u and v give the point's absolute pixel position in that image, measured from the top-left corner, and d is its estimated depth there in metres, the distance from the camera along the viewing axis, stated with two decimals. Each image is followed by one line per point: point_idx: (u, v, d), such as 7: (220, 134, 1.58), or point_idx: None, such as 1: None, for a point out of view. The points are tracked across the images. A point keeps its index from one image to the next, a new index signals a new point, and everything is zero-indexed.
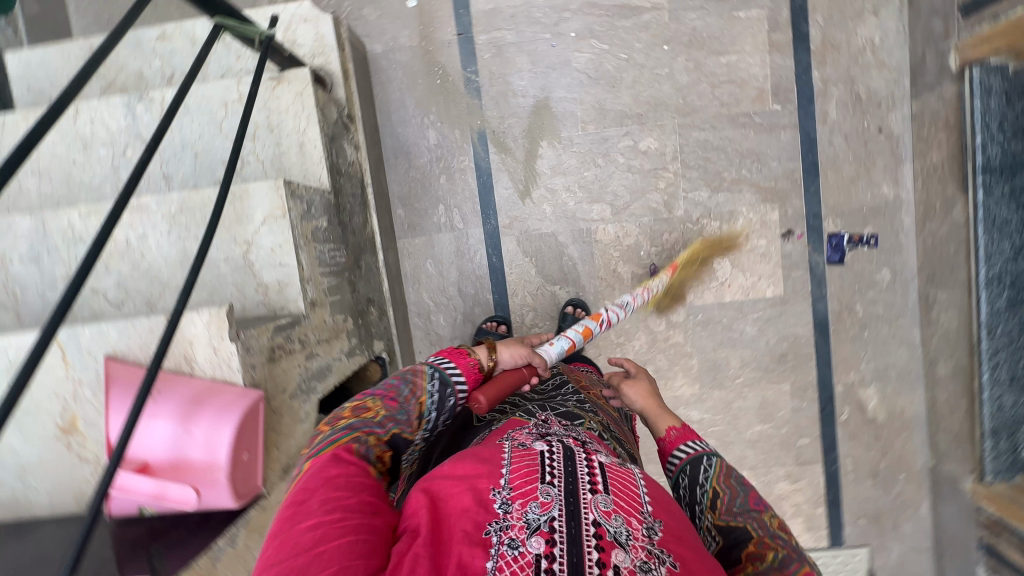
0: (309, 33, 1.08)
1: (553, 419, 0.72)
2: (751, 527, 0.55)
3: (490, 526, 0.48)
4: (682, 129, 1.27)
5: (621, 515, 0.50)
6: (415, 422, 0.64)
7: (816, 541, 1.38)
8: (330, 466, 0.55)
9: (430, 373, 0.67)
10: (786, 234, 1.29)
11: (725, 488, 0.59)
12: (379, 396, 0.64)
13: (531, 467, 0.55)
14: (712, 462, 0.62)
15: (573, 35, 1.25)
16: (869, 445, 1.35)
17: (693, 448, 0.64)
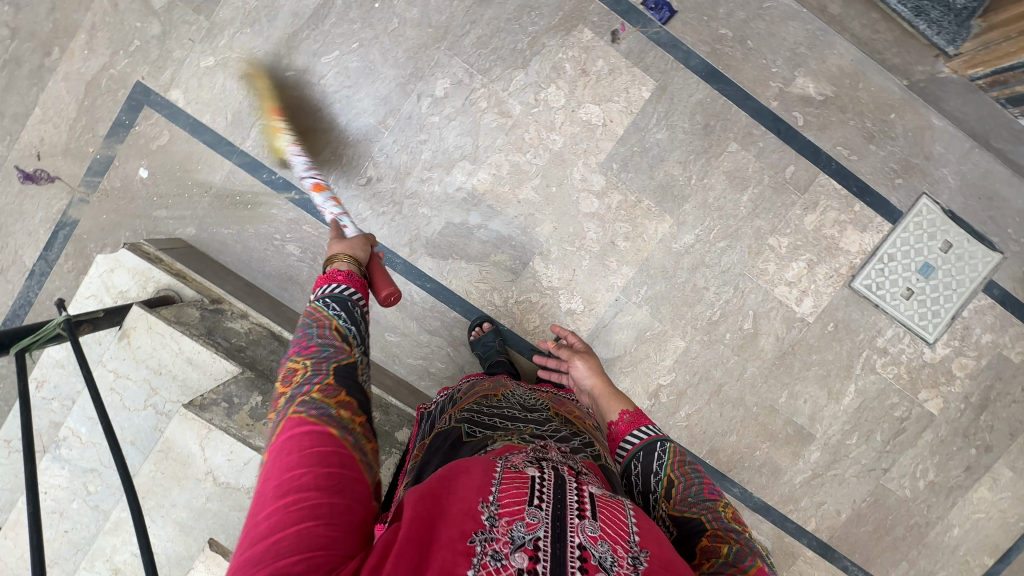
0: (125, 273, 1.08)
1: (551, 444, 0.71)
2: (704, 516, 0.68)
3: (477, 535, 0.45)
4: (453, 48, 1.20)
5: (608, 541, 0.48)
6: (345, 347, 0.65)
7: (880, 231, 1.30)
8: (289, 443, 0.53)
9: (331, 310, 0.68)
10: (613, 37, 1.20)
11: (681, 477, 0.73)
12: (296, 354, 0.64)
13: (521, 487, 0.50)
14: (666, 448, 0.77)
15: (306, 70, 1.20)
16: (844, 119, 1.25)
17: (645, 435, 0.80)
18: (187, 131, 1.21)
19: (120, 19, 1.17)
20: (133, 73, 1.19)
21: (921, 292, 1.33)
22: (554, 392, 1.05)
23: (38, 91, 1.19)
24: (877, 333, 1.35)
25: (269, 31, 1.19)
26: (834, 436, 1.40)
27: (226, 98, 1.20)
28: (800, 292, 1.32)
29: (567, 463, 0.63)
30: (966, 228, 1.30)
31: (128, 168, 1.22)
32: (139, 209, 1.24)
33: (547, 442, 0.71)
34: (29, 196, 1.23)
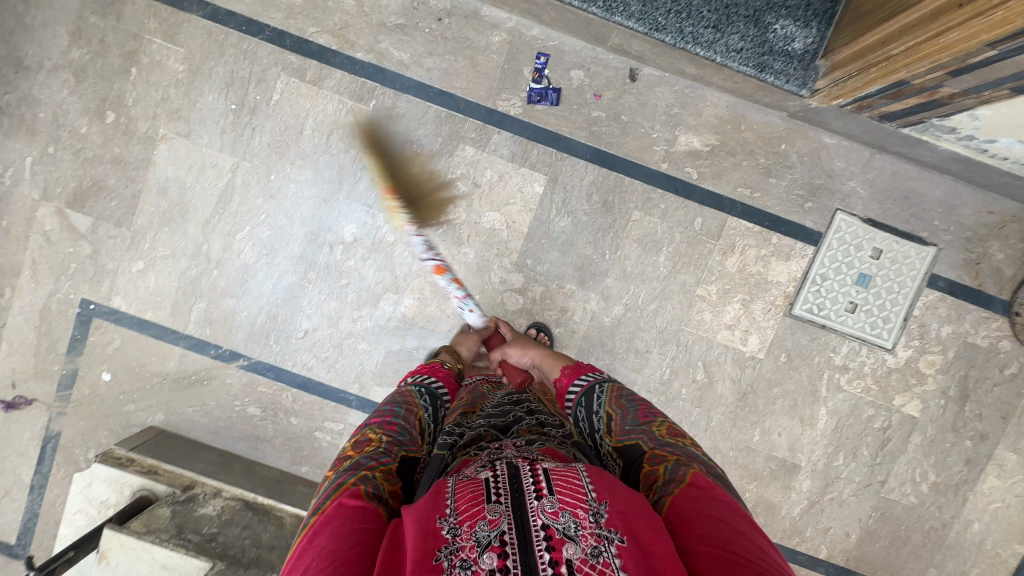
0: (101, 484, 1.17)
1: (508, 443, 0.76)
2: (642, 439, 0.77)
3: (441, 552, 0.52)
4: (351, 195, 1.27)
5: (567, 511, 0.56)
6: (414, 439, 0.81)
7: (805, 255, 1.30)
8: (337, 516, 0.61)
9: (419, 390, 0.93)
10: (493, 147, 1.26)
11: (619, 411, 0.85)
12: (378, 426, 0.79)
13: (476, 492, 0.58)
14: (604, 388, 0.91)
15: (225, 250, 1.28)
16: (738, 162, 1.26)
17: (586, 382, 0.96)
18: (135, 330, 1.31)
19: (53, 249, 1.28)
20: (76, 293, 1.30)
21: (865, 303, 1.31)
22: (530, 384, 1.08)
23: (1, 329, 1.31)
24: (832, 352, 1.33)
25: (184, 225, 1.28)
26: (820, 460, 1.37)
27: (161, 293, 1.30)
28: (743, 332, 1.32)
29: (521, 454, 0.69)
30: (891, 231, 1.29)
31: (93, 375, 1.32)
32: (110, 408, 1.34)
33: (503, 442, 0.76)
34: (14, 422, 1.34)
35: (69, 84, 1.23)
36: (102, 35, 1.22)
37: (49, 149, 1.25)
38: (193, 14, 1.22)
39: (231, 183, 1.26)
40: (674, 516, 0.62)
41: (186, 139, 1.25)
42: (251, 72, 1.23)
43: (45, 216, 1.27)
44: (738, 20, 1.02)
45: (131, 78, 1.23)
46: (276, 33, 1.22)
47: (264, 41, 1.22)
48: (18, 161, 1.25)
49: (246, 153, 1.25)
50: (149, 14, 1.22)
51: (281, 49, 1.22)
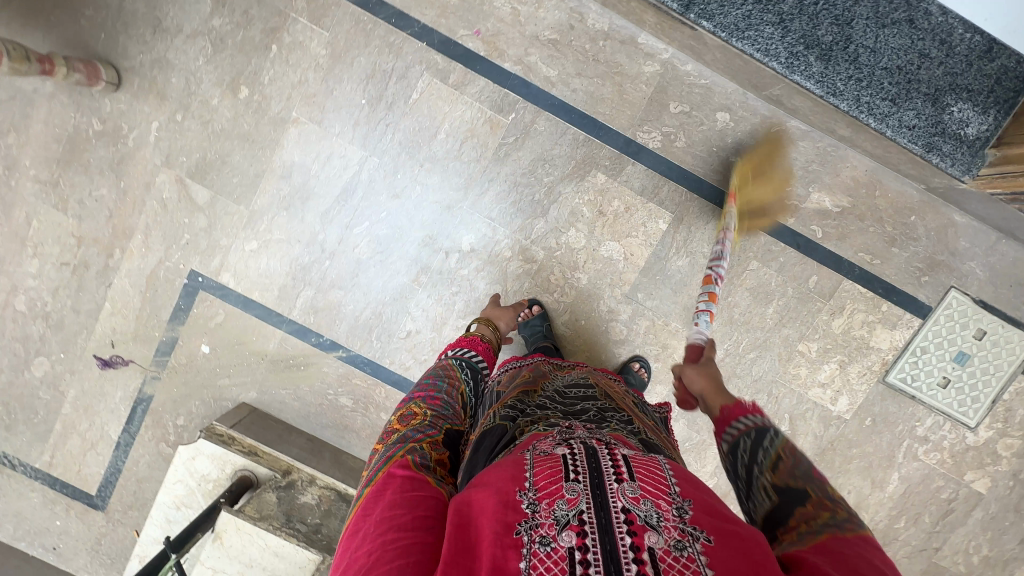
0: (205, 458, 1.19)
1: (577, 423, 0.75)
2: (812, 489, 0.60)
3: (521, 527, 0.51)
4: (475, 206, 1.26)
5: (648, 498, 0.54)
6: (456, 413, 0.83)
7: (910, 327, 1.31)
8: (392, 482, 0.62)
9: (456, 365, 0.96)
10: (625, 178, 1.24)
11: (789, 454, 0.65)
12: (419, 400, 0.82)
13: (555, 468, 0.57)
14: (775, 439, 0.67)
15: (340, 241, 1.28)
16: (863, 227, 1.26)
17: (748, 424, 0.71)
18: (239, 307, 1.31)
19: (168, 217, 1.27)
20: (185, 264, 1.29)
21: (958, 380, 1.33)
22: (591, 370, 1.07)
23: (106, 289, 1.31)
24: (916, 423, 1.36)
25: (301, 211, 1.27)
26: (882, 520, 1.42)
27: (271, 276, 1.30)
28: (835, 391, 1.35)
29: (594, 437, 0.67)
30: (999, 316, 1.30)
31: (192, 345, 1.33)
32: (204, 379, 1.35)
33: (573, 422, 0.75)
34: (109, 379, 1.35)
35: (206, 52, 1.20)
36: (246, 8, 1.18)
37: (177, 116, 1.23)
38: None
39: (356, 177, 1.25)
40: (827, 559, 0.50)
41: (318, 125, 1.23)
42: (394, 67, 1.20)
43: (163, 183, 1.26)
44: (917, 97, 1.08)
45: (270, 55, 1.20)
46: (424, 30, 1.19)
47: (411, 36, 1.19)
48: (143, 124, 1.23)
49: (376, 148, 1.24)
50: None
51: (428, 48, 1.19)
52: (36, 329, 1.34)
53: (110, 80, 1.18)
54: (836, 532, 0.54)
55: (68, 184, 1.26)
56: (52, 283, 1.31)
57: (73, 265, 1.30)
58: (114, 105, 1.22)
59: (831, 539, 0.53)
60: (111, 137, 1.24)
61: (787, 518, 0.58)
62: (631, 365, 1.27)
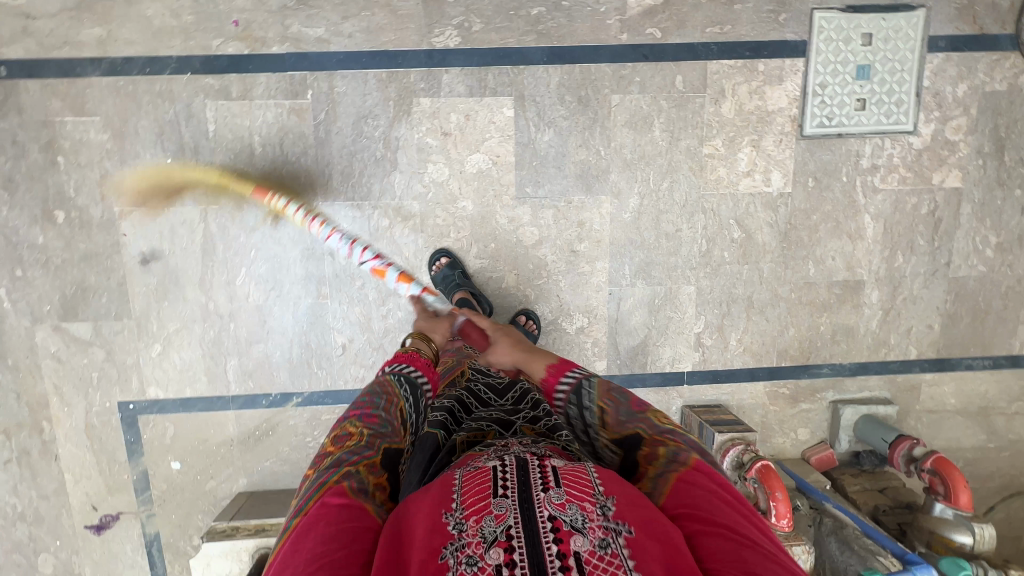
0: (218, 560, 1.16)
1: (514, 441, 0.74)
2: (641, 427, 0.72)
3: (447, 549, 0.51)
4: (329, 196, 1.20)
5: (574, 503, 0.55)
6: (399, 430, 0.75)
7: (797, 71, 1.23)
8: (330, 514, 0.59)
9: (397, 379, 0.82)
10: (448, 88, 1.17)
11: (612, 403, 0.75)
12: (356, 416, 0.74)
13: (484, 485, 0.57)
14: (593, 382, 0.78)
15: (232, 299, 1.23)
16: (695, 3, 1.18)
17: (573, 377, 0.79)
18: (182, 411, 1.28)
19: (69, 367, 1.24)
20: (111, 400, 1.26)
21: (873, 94, 1.24)
22: None
23: (58, 462, 1.29)
24: (857, 157, 1.28)
25: (180, 292, 1.22)
26: (880, 267, 1.34)
27: (191, 367, 1.26)
28: (764, 173, 1.27)
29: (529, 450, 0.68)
30: (876, 11, 1.21)
31: (163, 469, 1.30)
32: (193, 493, 1.32)
33: (512, 440, 0.74)
34: (111, 540, 1.33)
35: (4, 200, 1.16)
36: (12, 137, 1.13)
37: (17, 273, 1.19)
38: (92, 77, 1.12)
39: (208, 233, 1.20)
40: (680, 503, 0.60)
41: (145, 207, 1.18)
42: (177, 113, 1.15)
43: (45, 339, 1.22)
44: None
45: (62, 168, 1.15)
46: (182, 62, 1.13)
47: (173, 74, 1.13)
48: None
49: (209, 197, 1.18)
50: (47, 94, 1.12)
51: (195, 77, 1.13)
52: (22, 532, 1.32)
53: None
54: (678, 471, 0.64)
55: None
56: (8, 485, 1.29)
57: (16, 458, 1.28)
58: None
59: (679, 479, 0.63)
60: None
61: (638, 465, 0.67)
62: (517, 319, 1.26)
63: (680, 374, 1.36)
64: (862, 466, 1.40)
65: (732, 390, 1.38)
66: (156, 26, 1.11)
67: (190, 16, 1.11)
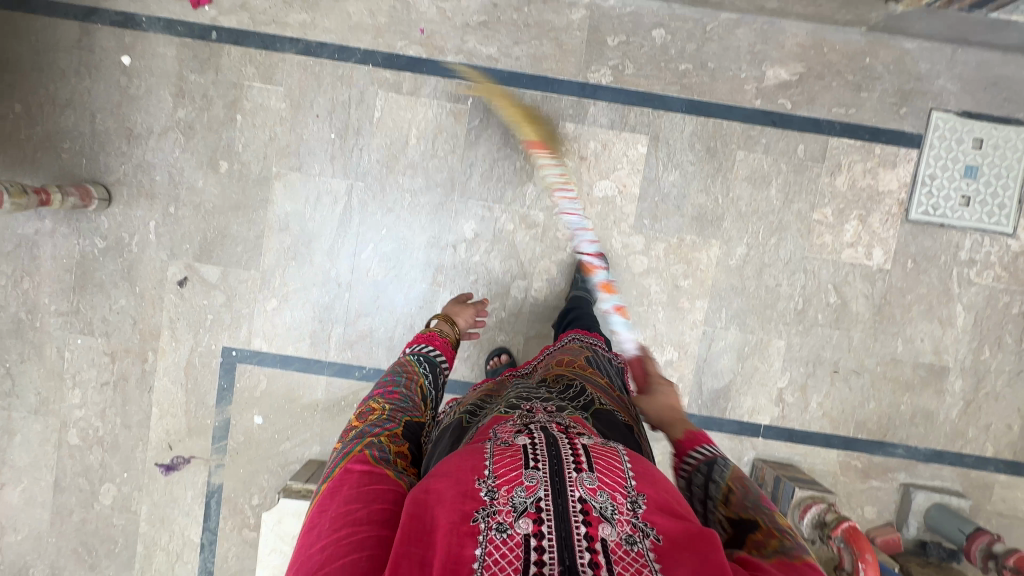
0: (291, 518, 1.16)
1: (537, 406, 0.76)
2: (761, 514, 0.62)
3: (476, 514, 0.53)
4: (465, 194, 1.30)
5: (606, 490, 0.55)
6: (416, 406, 0.86)
7: (910, 160, 1.32)
8: (349, 480, 0.64)
9: (417, 361, 0.97)
10: (592, 119, 1.29)
11: (741, 485, 0.67)
12: (380, 395, 0.85)
13: (514, 457, 0.58)
14: (730, 464, 0.70)
15: (354, 271, 1.31)
16: (826, 85, 1.30)
17: (708, 452, 0.73)
18: (279, 368, 1.32)
19: (187, 305, 1.30)
20: (216, 343, 1.31)
21: (978, 193, 1.32)
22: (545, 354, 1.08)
23: (150, 394, 1.32)
24: (957, 249, 1.34)
25: (309, 255, 1.30)
26: (967, 357, 1.37)
27: (300, 327, 1.32)
28: (867, 247, 1.34)
29: (554, 420, 0.69)
30: (988, 119, 1.31)
31: (245, 421, 1.33)
32: (267, 450, 1.34)
33: (534, 406, 0.76)
34: (176, 483, 1.34)
35: (179, 142, 1.27)
36: (203, 91, 1.26)
37: (170, 210, 1.28)
38: (286, 53, 1.26)
39: (349, 205, 1.29)
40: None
41: (299, 172, 1.28)
42: (350, 98, 1.27)
43: (174, 275, 1.30)
44: None
45: (237, 124, 1.27)
46: (367, 54, 1.27)
47: (357, 63, 1.27)
48: (141, 227, 1.28)
49: (358, 174, 1.29)
50: (244, 60, 1.26)
51: (375, 68, 1.27)
52: (94, 457, 1.34)
53: (101, 196, 1.25)
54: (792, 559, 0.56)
55: (89, 306, 1.30)
56: (97, 407, 1.32)
57: (112, 382, 1.32)
58: (109, 219, 1.28)
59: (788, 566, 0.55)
60: (115, 249, 1.29)
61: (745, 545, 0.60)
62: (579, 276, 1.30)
63: (757, 425, 1.37)
64: (928, 557, 1.35)
65: (805, 451, 1.38)
66: (353, 21, 1.26)
67: (384, 18, 1.26)
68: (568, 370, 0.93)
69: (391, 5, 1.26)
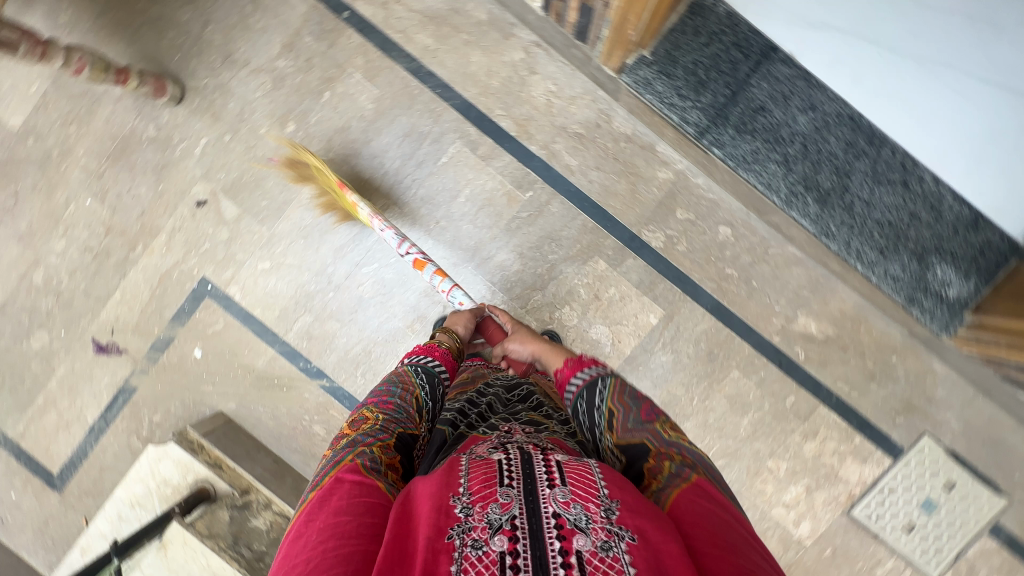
0: (171, 462, 1.22)
1: (516, 427, 0.78)
2: (648, 438, 0.71)
3: (452, 530, 0.53)
4: (480, 268, 1.32)
5: (578, 502, 0.55)
6: (410, 415, 0.83)
7: (880, 464, 1.31)
8: (339, 492, 0.63)
9: (413, 370, 0.92)
10: (624, 269, 1.30)
11: (621, 407, 0.77)
12: (374, 404, 0.82)
13: (489, 474, 0.59)
14: (606, 382, 0.82)
15: (348, 278, 1.34)
16: (844, 358, 1.29)
17: (587, 376, 0.85)
18: (239, 320, 1.36)
19: (194, 224, 1.35)
20: (200, 269, 1.36)
21: (924, 527, 1.31)
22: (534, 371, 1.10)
23: (120, 279, 1.37)
24: (877, 564, 1.33)
25: (317, 243, 1.34)
26: None
27: (276, 297, 1.35)
28: (798, 515, 1.33)
29: (532, 441, 0.71)
30: (971, 471, 1.30)
31: (186, 347, 1.38)
32: (191, 382, 1.38)
33: (513, 426, 0.78)
34: (99, 364, 1.40)
35: (265, 86, 1.31)
36: (310, 55, 1.30)
37: (224, 137, 1.32)
38: (398, 64, 1.29)
39: (376, 221, 1.32)
40: (690, 523, 0.57)
41: (350, 169, 1.32)
42: (431, 132, 1.30)
43: (197, 193, 1.34)
44: (903, 253, 1.19)
45: (321, 100, 1.31)
46: (465, 104, 1.29)
47: (452, 106, 1.29)
48: (193, 138, 1.33)
49: (398, 200, 1.32)
50: (359, 50, 1.30)
51: (465, 120, 1.29)
52: (45, 304, 1.39)
53: (174, 96, 1.29)
54: (680, 485, 0.62)
55: (113, 178, 1.35)
56: (72, 264, 1.38)
57: (95, 251, 1.37)
58: (171, 117, 1.33)
59: (681, 494, 0.61)
60: (162, 144, 1.34)
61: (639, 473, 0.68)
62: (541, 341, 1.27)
63: None
64: None
65: None
66: (469, 69, 1.29)
67: (497, 83, 1.28)
68: (557, 405, 0.94)
69: (510, 75, 1.28)
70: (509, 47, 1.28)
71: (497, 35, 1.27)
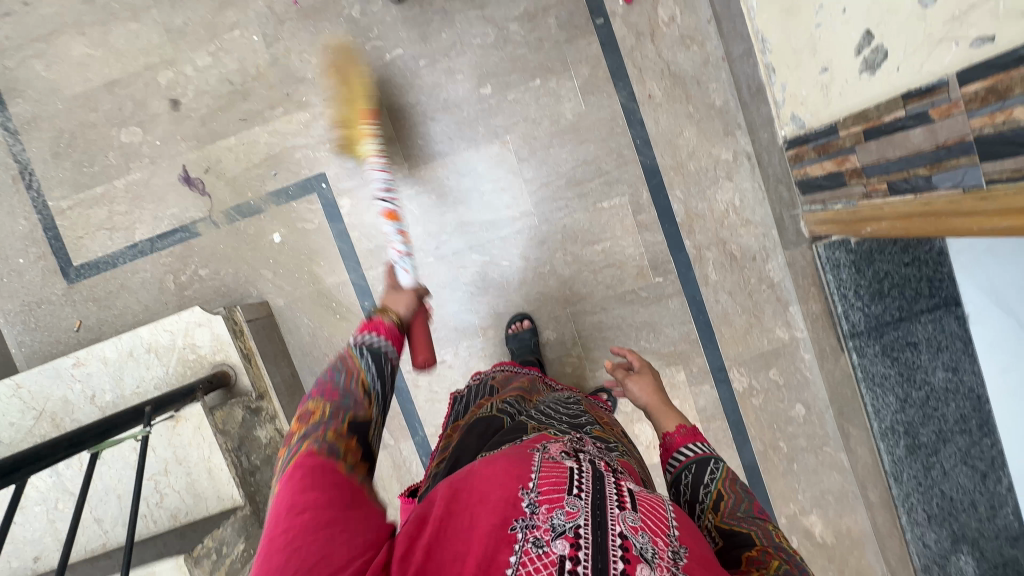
0: (209, 333, 1.17)
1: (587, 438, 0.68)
2: (754, 532, 0.59)
3: (517, 521, 0.46)
4: (575, 316, 1.31)
5: (647, 533, 0.47)
6: (364, 402, 0.63)
7: None
8: (304, 472, 0.52)
9: (358, 351, 0.68)
10: (697, 391, 1.32)
11: (731, 495, 0.65)
12: (318, 395, 0.62)
13: (561, 478, 0.51)
14: (718, 466, 0.69)
15: (454, 254, 1.30)
16: (826, 567, 1.35)
17: (697, 451, 0.73)
18: (332, 233, 1.31)
19: None
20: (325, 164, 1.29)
21: None
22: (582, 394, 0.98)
23: (243, 127, 1.29)
24: None
25: (447, 208, 1.29)
26: None
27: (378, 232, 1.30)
28: None
29: (602, 458, 0.60)
30: None
31: (268, 226, 1.31)
32: (255, 260, 1.32)
33: (585, 436, 0.67)
34: (177, 191, 1.31)
35: (486, 40, 1.25)
36: (544, 38, 1.24)
37: (421, 61, 1.26)
38: (617, 95, 1.25)
39: (511, 220, 1.29)
40: None
41: (518, 161, 1.28)
42: (609, 174, 1.27)
43: None
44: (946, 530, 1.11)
45: (530, 84, 1.25)
46: (653, 167, 1.27)
47: (641, 162, 1.27)
48: (391, 44, 1.25)
49: (542, 214, 1.29)
50: (591, 61, 1.25)
51: (644, 182, 1.27)
52: (157, 106, 1.30)
53: None
54: None
55: (292, 32, 1.26)
56: (205, 86, 1.29)
57: (235, 88, 1.28)
58: (382, 11, 1.25)
59: None
60: (358, 31, 1.26)
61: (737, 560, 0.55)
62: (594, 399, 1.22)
63: None
64: None
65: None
66: (677, 140, 1.26)
67: (692, 166, 1.26)
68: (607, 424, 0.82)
69: (707, 167, 1.26)
70: (723, 143, 1.25)
71: (719, 127, 1.25)
